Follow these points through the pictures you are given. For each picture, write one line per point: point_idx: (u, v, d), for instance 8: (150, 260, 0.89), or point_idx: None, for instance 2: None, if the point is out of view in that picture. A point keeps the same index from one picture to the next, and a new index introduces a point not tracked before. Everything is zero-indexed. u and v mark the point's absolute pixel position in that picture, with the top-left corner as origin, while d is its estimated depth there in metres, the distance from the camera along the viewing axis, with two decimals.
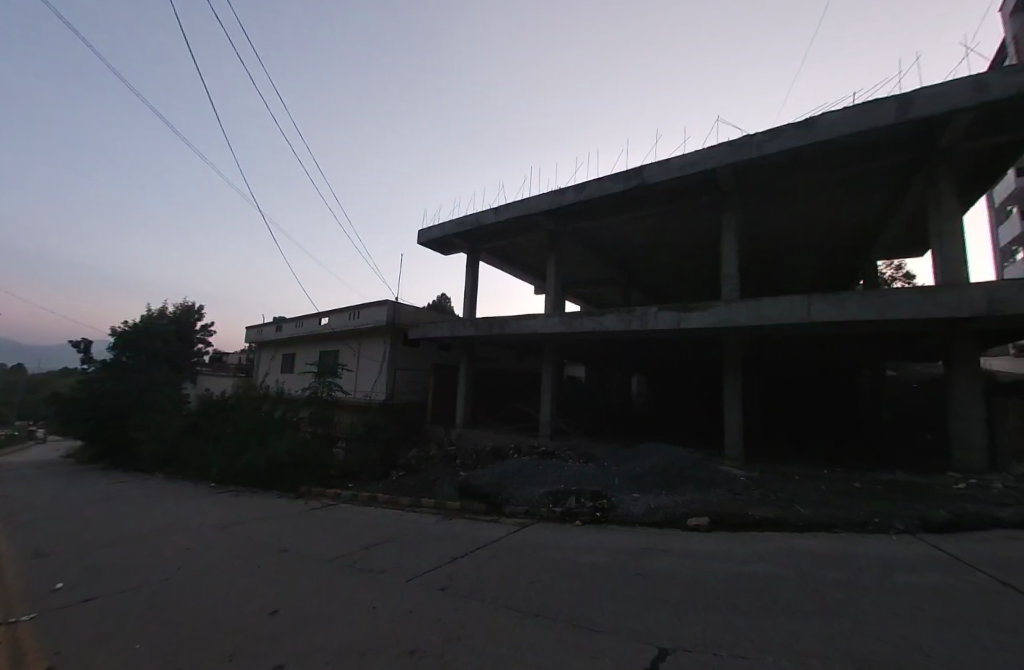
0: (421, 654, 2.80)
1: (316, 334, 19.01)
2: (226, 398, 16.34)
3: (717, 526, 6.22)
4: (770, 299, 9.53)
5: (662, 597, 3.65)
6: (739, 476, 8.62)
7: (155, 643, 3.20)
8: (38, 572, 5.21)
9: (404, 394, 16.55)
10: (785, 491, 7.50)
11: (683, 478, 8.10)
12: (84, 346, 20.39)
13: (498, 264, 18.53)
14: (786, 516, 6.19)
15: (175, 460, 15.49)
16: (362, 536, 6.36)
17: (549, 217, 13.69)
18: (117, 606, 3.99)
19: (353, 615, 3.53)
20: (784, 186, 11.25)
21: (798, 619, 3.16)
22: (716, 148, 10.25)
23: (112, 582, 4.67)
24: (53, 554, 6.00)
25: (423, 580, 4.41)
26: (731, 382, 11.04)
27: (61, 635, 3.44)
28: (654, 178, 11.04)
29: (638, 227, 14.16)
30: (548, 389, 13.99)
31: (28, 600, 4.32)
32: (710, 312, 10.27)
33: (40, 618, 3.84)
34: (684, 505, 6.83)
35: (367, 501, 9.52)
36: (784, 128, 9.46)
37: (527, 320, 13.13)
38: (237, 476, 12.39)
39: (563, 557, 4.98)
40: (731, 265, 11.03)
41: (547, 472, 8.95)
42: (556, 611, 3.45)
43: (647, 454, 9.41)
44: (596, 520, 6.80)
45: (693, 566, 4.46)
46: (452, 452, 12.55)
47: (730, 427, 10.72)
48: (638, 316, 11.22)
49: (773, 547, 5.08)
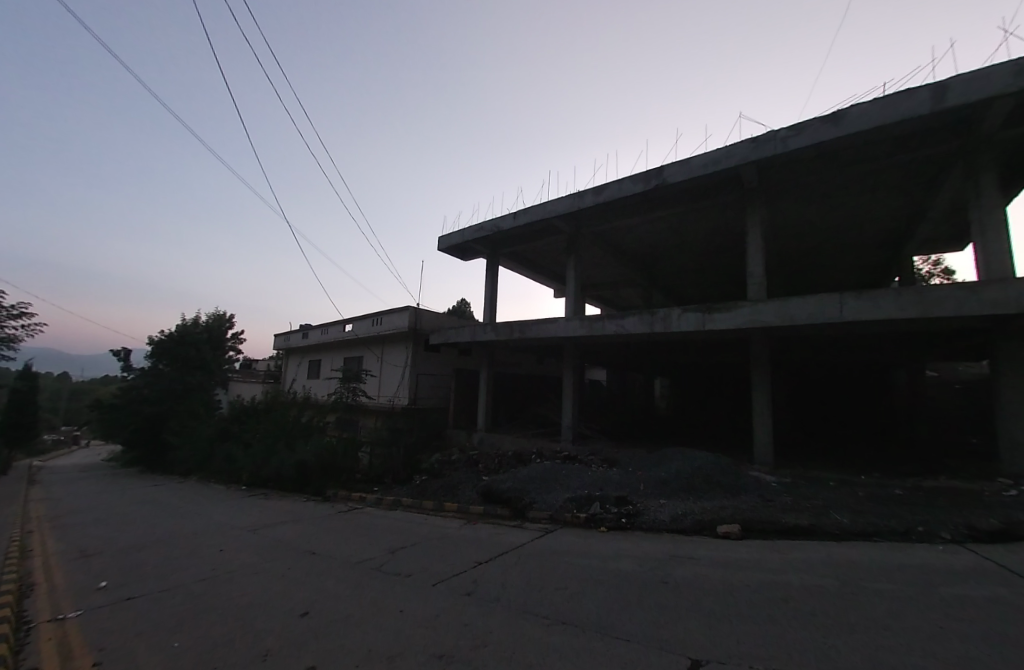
0: (450, 658, 2.81)
1: (341, 341, 19.38)
2: (255, 404, 16.83)
3: (749, 533, 6.03)
4: (799, 298, 9.24)
5: (690, 605, 3.58)
6: (770, 482, 8.35)
7: (192, 642, 3.28)
8: (83, 571, 5.44)
9: (427, 399, 16.69)
10: (818, 498, 7.24)
11: (711, 483, 7.90)
12: (124, 354, 21.44)
13: (518, 268, 18.52)
14: (820, 523, 5.98)
15: (208, 464, 16.03)
16: (387, 540, 6.43)
17: (567, 220, 13.64)
18: (157, 605, 4.12)
19: (381, 618, 3.56)
20: (811, 182, 10.94)
21: (837, 632, 3.01)
22: (738, 146, 10.07)
23: (152, 582, 4.83)
24: (96, 554, 6.24)
25: (448, 584, 4.42)
26: (760, 385, 10.73)
27: (105, 631, 3.59)
28: (675, 178, 10.89)
29: (659, 228, 13.98)
30: (570, 393, 13.83)
31: (76, 598, 4.51)
32: (735, 313, 10.03)
33: (86, 614, 4.02)
34: (713, 511, 6.65)
35: (392, 505, 9.63)
36: (810, 122, 9.21)
37: (547, 324, 13.12)
38: (267, 479, 12.75)
39: (588, 564, 4.92)
40: (756, 265, 10.76)
41: (571, 477, 8.85)
42: (583, 619, 3.40)
43: (672, 459, 9.25)
44: (621, 527, 6.68)
45: (724, 576, 4.31)
46: (474, 456, 12.56)
47: (759, 431, 10.41)
48: (660, 318, 11.02)
49: (809, 557, 4.89)
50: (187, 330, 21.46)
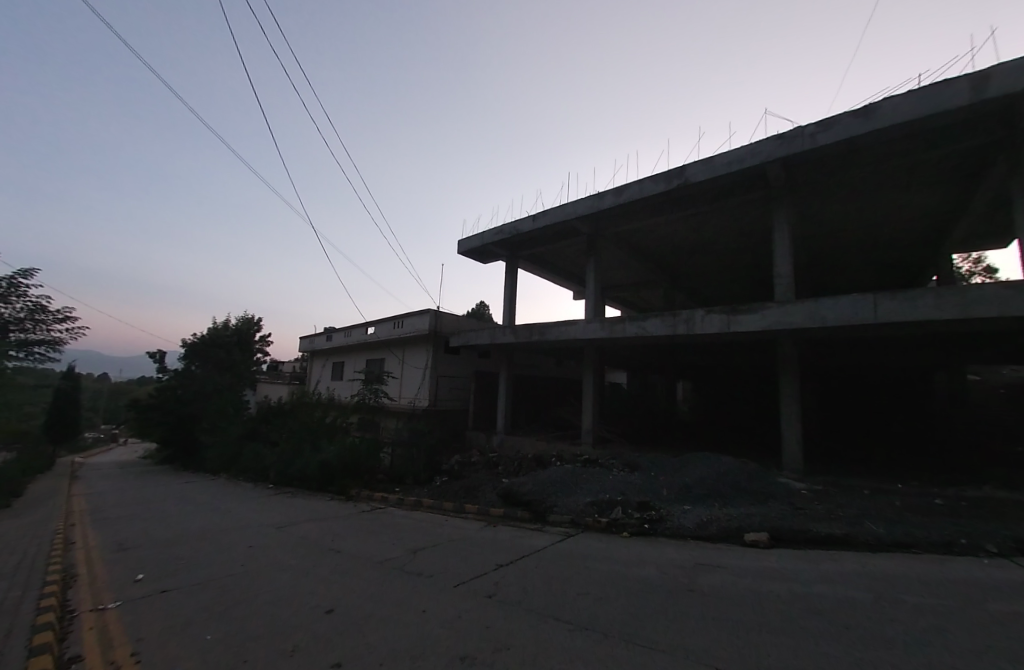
0: (473, 659, 2.81)
1: (363, 343, 19.70)
2: (281, 405, 17.28)
3: (778, 542, 5.85)
4: (830, 299, 8.92)
5: (719, 614, 3.49)
6: (801, 490, 8.08)
7: (224, 635, 3.38)
8: (121, 564, 5.67)
9: (447, 401, 16.78)
10: (852, 506, 6.97)
11: (737, 490, 7.70)
12: (160, 355, 22.34)
13: (537, 270, 18.50)
14: (855, 533, 5.75)
15: (237, 462, 16.53)
16: (409, 540, 6.50)
17: (587, 222, 13.55)
18: (190, 598, 4.25)
19: (403, 618, 3.59)
20: (841, 178, 10.58)
21: (874, 647, 2.88)
22: (764, 143, 9.84)
23: (185, 576, 5.00)
24: (133, 548, 6.49)
25: (469, 586, 4.42)
26: (789, 388, 10.40)
27: (142, 621, 3.73)
28: (698, 177, 10.72)
29: (681, 228, 13.78)
30: (590, 396, 13.70)
31: (114, 589, 4.70)
32: (761, 314, 9.76)
33: (124, 606, 4.17)
34: (740, 518, 6.48)
35: (413, 506, 9.73)
36: (840, 117, 8.92)
37: (567, 326, 13.06)
38: (293, 478, 13.05)
39: (610, 569, 4.86)
40: (783, 265, 10.46)
41: (592, 481, 8.78)
42: (607, 625, 3.35)
43: (696, 464, 9.06)
44: (644, 533, 6.59)
45: (753, 585, 4.19)
46: (494, 458, 12.56)
47: (787, 436, 10.09)
48: (683, 319, 10.82)
49: (844, 568, 4.70)
50: (218, 333, 21.64)
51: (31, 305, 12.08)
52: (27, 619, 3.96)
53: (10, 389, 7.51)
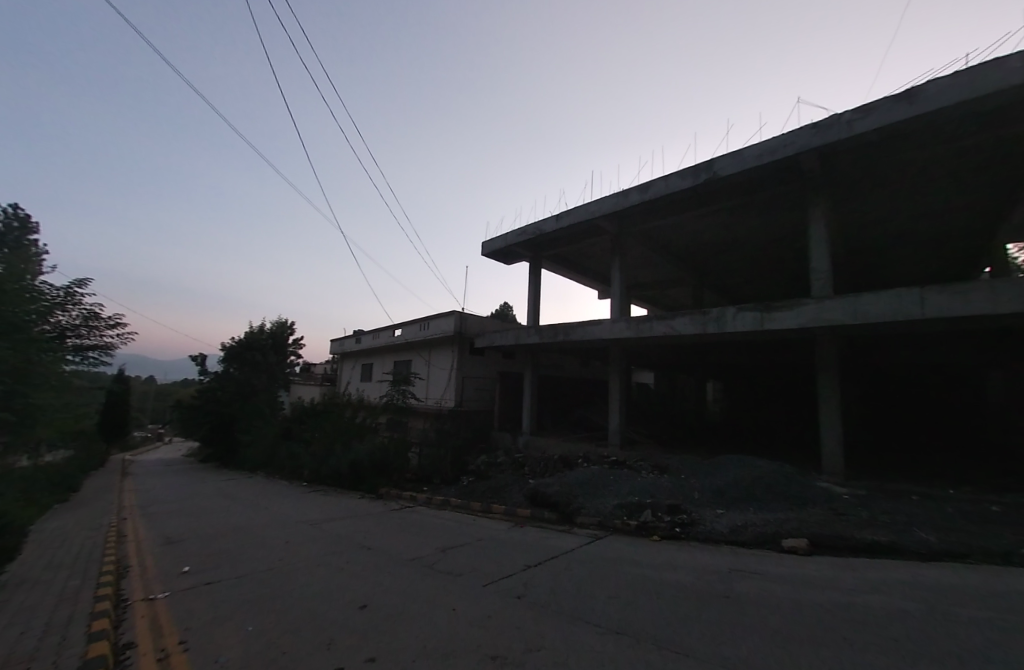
0: (504, 659, 2.82)
1: (391, 345, 20.06)
2: (314, 405, 17.80)
3: (819, 549, 5.62)
4: (871, 294, 8.51)
5: (755, 622, 3.38)
6: (841, 494, 7.74)
7: (263, 626, 3.51)
8: (168, 558, 5.96)
9: (473, 402, 16.89)
10: (897, 512, 6.63)
11: (773, 493, 7.45)
12: (201, 358, 23.37)
13: (561, 270, 18.42)
14: (902, 540, 5.47)
15: (273, 461, 17.13)
16: (438, 539, 6.58)
17: (612, 220, 13.39)
18: (231, 591, 4.44)
19: (434, 615, 3.64)
20: (881, 167, 10.08)
21: (923, 660, 2.74)
22: (797, 133, 9.49)
23: (227, 569, 5.22)
24: (178, 542, 6.81)
25: (498, 586, 4.44)
26: (827, 388, 9.96)
27: (188, 612, 3.90)
28: (727, 171, 10.43)
29: (709, 224, 13.45)
30: (617, 396, 13.52)
31: (163, 581, 4.96)
32: (797, 311, 9.41)
33: (172, 596, 4.39)
34: (776, 523, 6.26)
35: (441, 505, 9.84)
36: (879, 103, 8.51)
37: (592, 326, 12.93)
38: (325, 477, 13.43)
39: (641, 573, 4.79)
40: (820, 259, 10.05)
41: (620, 483, 8.66)
42: (638, 629, 3.30)
43: (729, 467, 8.81)
44: (675, 537, 6.46)
45: (790, 593, 4.05)
46: (520, 458, 12.54)
47: (827, 438, 9.66)
48: (713, 317, 10.55)
49: (889, 577, 4.48)
50: (254, 336, 22.35)
51: (86, 313, 12.81)
52: (86, 607, 4.22)
53: (67, 392, 8.02)
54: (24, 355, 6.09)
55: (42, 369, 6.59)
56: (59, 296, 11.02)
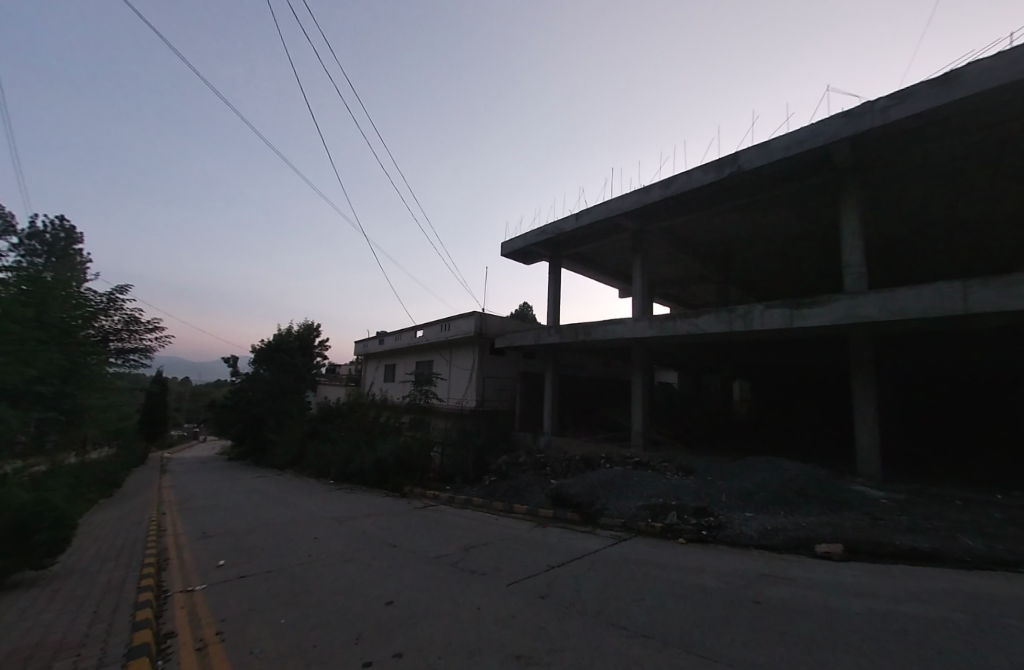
0: (528, 659, 2.82)
1: (413, 346, 20.33)
2: (339, 405, 18.19)
3: (855, 555, 5.41)
4: (909, 289, 8.15)
5: (787, 629, 3.29)
6: (878, 499, 7.42)
7: (294, 619, 3.61)
8: (203, 551, 6.20)
9: (494, 402, 16.94)
10: (940, 518, 6.32)
11: (805, 497, 7.21)
12: (233, 360, 24.19)
13: (582, 269, 18.31)
14: (945, 547, 5.22)
15: (301, 460, 17.59)
16: (462, 537, 6.63)
17: (633, 217, 13.22)
18: (263, 584, 4.58)
19: (459, 612, 3.68)
20: (919, 155, 9.63)
21: None
22: (827, 123, 9.18)
23: (259, 563, 5.39)
24: (213, 537, 7.06)
25: (522, 585, 4.44)
26: (862, 387, 9.58)
27: (224, 604, 4.04)
28: (752, 164, 10.17)
29: (734, 219, 13.14)
30: (640, 396, 13.35)
31: (200, 573, 5.15)
32: (828, 308, 9.09)
33: (209, 588, 4.56)
34: (809, 528, 6.07)
35: (463, 504, 9.90)
36: (915, 88, 8.14)
37: (613, 325, 12.80)
38: (351, 476, 13.70)
39: (667, 576, 4.72)
40: (853, 254, 9.68)
41: (645, 484, 8.54)
42: (665, 633, 3.25)
43: (758, 469, 8.56)
44: (701, 540, 6.33)
45: (824, 600, 3.92)
46: (541, 458, 12.52)
47: (862, 440, 9.30)
48: (740, 315, 10.29)
49: (931, 585, 4.28)
50: (282, 338, 22.98)
51: (127, 318, 13.39)
52: (130, 597, 4.43)
53: (110, 393, 8.43)
54: (71, 358, 6.44)
55: (88, 371, 6.94)
56: (102, 302, 11.58)
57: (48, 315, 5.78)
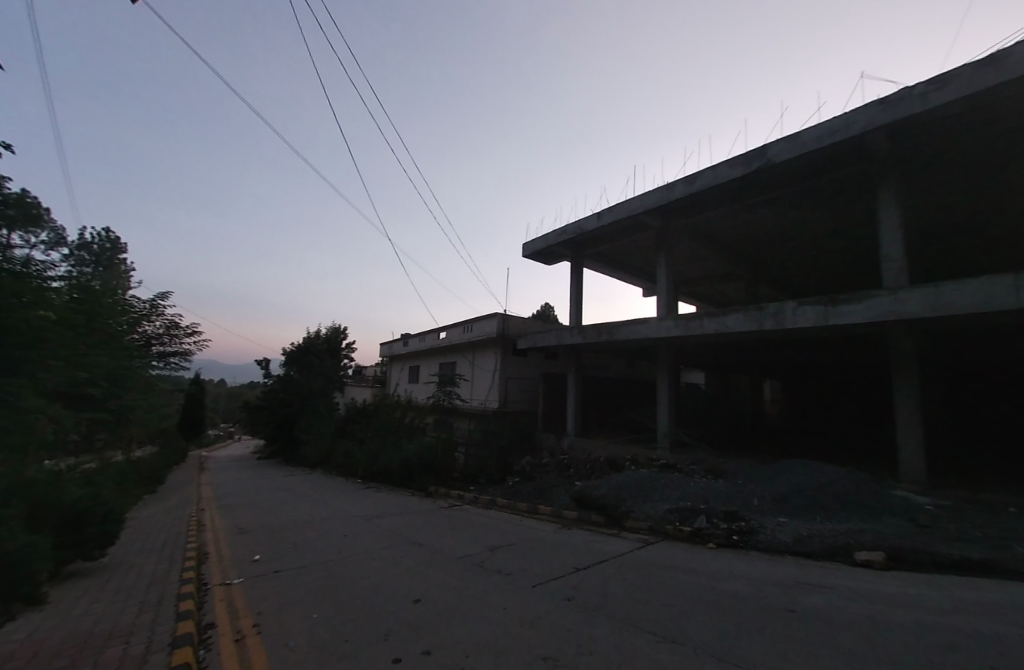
0: (555, 660, 2.82)
1: (437, 347, 20.57)
2: (365, 406, 18.57)
3: (898, 564, 5.16)
4: (953, 284, 7.74)
5: (825, 640, 3.16)
6: (922, 505, 7.07)
7: (326, 614, 3.71)
8: (239, 546, 6.43)
9: (517, 403, 16.97)
10: (991, 526, 5.97)
11: (843, 502, 6.93)
12: (265, 363, 25.01)
13: (604, 269, 18.15)
14: (997, 557, 4.93)
15: (330, 459, 18.05)
16: (487, 537, 6.67)
17: (657, 215, 13.01)
18: (296, 580, 4.72)
19: (484, 612, 3.70)
20: (962, 142, 9.14)
21: None
22: (861, 111, 8.82)
23: (292, 559, 5.56)
24: (248, 533, 7.32)
25: (548, 587, 4.42)
26: (903, 388, 9.14)
27: (260, 598, 4.18)
28: (781, 156, 9.87)
29: (762, 215, 12.77)
30: (666, 397, 13.12)
31: (237, 567, 5.35)
32: (865, 304, 8.72)
33: (246, 582, 4.73)
34: (846, 534, 5.83)
35: (488, 505, 9.96)
36: (958, 71, 7.72)
37: (638, 325, 12.62)
38: (378, 475, 13.97)
39: (696, 581, 4.62)
40: (891, 248, 9.26)
41: (672, 487, 8.39)
42: (694, 639, 3.18)
43: (792, 473, 8.28)
44: (732, 545, 6.18)
45: (863, 609, 3.76)
46: (565, 459, 12.46)
47: (903, 443, 8.88)
48: (770, 313, 9.99)
49: (982, 597, 4.05)
50: (311, 341, 23.61)
51: (168, 323, 13.93)
52: (173, 589, 4.64)
53: (152, 394, 8.84)
54: (117, 360, 6.76)
55: (132, 373, 7.30)
56: (144, 308, 12.11)
57: (98, 320, 6.13)
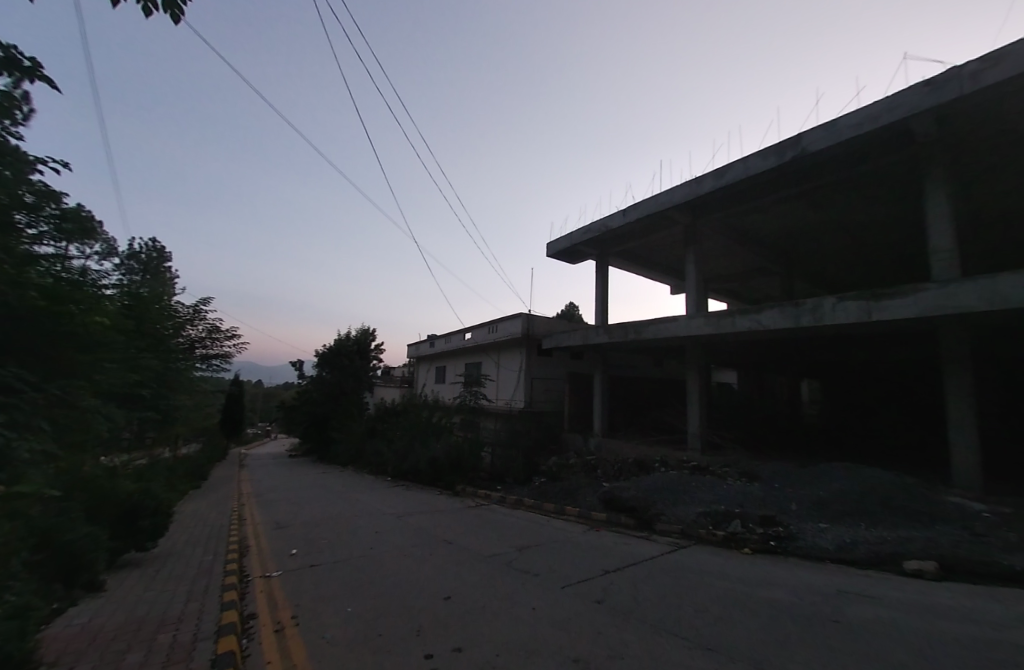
0: (585, 663, 2.80)
1: (462, 348, 20.75)
2: (393, 405, 18.93)
3: (951, 575, 4.87)
4: (1010, 275, 7.24)
5: (870, 652, 3.02)
6: (977, 512, 6.65)
7: (360, 609, 3.80)
8: (277, 541, 6.66)
9: (543, 403, 16.93)
10: None
11: (888, 508, 6.60)
12: (298, 364, 25.84)
13: (631, 266, 17.87)
14: None
15: (361, 457, 18.49)
16: (516, 537, 6.68)
17: (685, 210, 12.71)
18: (332, 574, 4.85)
19: (514, 612, 3.71)
20: (1019, 123, 8.54)
21: None
22: (905, 94, 8.36)
23: (327, 554, 5.72)
24: (285, 528, 7.57)
25: (578, 589, 4.39)
26: (954, 387, 8.62)
27: (298, 591, 4.33)
28: (817, 145, 9.48)
29: (797, 207, 12.30)
30: (696, 397, 12.82)
31: (275, 561, 5.55)
32: (912, 299, 8.27)
33: (283, 575, 4.90)
34: (893, 542, 5.55)
35: (515, 504, 9.98)
36: (1013, 47, 7.21)
37: (666, 324, 12.37)
38: (407, 474, 14.21)
39: (731, 587, 4.49)
40: (940, 240, 8.75)
41: (704, 490, 8.19)
42: (729, 647, 3.10)
43: (832, 477, 7.95)
44: (770, 550, 5.97)
45: (911, 621, 3.58)
46: (592, 460, 12.35)
47: (954, 446, 8.38)
48: (807, 310, 9.60)
49: None
50: (342, 343, 24.18)
51: (209, 326, 14.58)
52: (217, 580, 4.84)
53: (196, 394, 9.27)
54: (164, 362, 7.10)
55: (177, 374, 7.66)
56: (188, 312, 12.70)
57: (146, 324, 6.45)
